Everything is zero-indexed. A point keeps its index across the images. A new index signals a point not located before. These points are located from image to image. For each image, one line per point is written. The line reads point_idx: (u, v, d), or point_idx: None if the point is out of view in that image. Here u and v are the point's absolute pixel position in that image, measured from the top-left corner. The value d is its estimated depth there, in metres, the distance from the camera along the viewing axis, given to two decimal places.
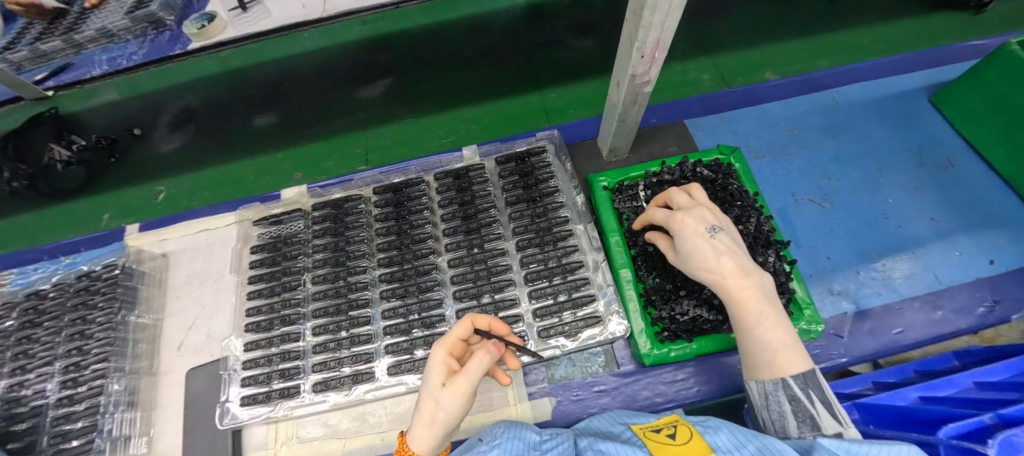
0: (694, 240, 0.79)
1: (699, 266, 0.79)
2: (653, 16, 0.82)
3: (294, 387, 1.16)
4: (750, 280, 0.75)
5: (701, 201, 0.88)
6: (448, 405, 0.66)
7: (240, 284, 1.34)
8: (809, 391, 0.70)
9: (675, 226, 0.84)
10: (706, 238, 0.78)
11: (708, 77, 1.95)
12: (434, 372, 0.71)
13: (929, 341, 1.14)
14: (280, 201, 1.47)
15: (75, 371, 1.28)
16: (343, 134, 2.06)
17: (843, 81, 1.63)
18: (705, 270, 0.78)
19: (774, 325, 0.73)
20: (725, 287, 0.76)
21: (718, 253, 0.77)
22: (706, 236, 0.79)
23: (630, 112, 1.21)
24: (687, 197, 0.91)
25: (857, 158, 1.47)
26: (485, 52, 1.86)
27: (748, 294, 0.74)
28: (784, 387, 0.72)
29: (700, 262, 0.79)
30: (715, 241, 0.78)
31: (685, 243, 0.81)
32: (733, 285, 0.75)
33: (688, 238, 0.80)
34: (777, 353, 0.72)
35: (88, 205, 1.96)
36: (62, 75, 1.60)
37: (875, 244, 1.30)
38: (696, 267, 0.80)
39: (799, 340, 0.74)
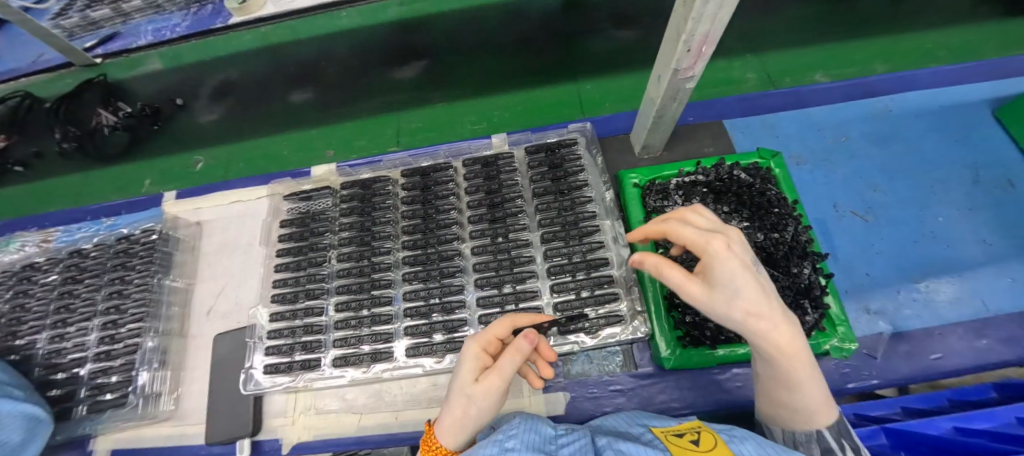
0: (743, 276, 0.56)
1: (744, 312, 0.56)
2: (706, 7, 0.78)
3: (315, 360, 1.18)
4: (801, 339, 0.59)
5: (720, 224, 0.67)
6: (480, 402, 0.66)
7: (268, 257, 1.37)
8: (842, 440, 0.64)
9: (718, 256, 0.58)
10: (755, 274, 0.57)
11: (752, 76, 1.87)
12: (466, 367, 0.70)
13: (970, 369, 1.07)
14: (310, 178, 1.49)
15: (112, 329, 1.34)
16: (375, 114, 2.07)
17: (898, 88, 1.53)
18: (758, 331, 0.57)
19: (818, 382, 0.62)
20: (776, 351, 0.58)
21: (769, 295, 0.57)
22: (754, 272, 0.57)
23: (669, 108, 1.16)
24: (705, 217, 0.69)
25: (907, 171, 1.39)
26: (521, 39, 1.83)
27: (802, 356, 0.59)
28: (818, 440, 0.66)
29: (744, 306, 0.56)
30: (766, 288, 0.57)
31: (733, 277, 0.56)
32: (785, 346, 0.57)
33: (735, 269, 0.56)
34: (818, 408, 0.64)
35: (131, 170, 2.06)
36: (111, 44, 1.70)
37: (919, 264, 1.23)
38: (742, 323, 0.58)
39: (829, 393, 0.64)
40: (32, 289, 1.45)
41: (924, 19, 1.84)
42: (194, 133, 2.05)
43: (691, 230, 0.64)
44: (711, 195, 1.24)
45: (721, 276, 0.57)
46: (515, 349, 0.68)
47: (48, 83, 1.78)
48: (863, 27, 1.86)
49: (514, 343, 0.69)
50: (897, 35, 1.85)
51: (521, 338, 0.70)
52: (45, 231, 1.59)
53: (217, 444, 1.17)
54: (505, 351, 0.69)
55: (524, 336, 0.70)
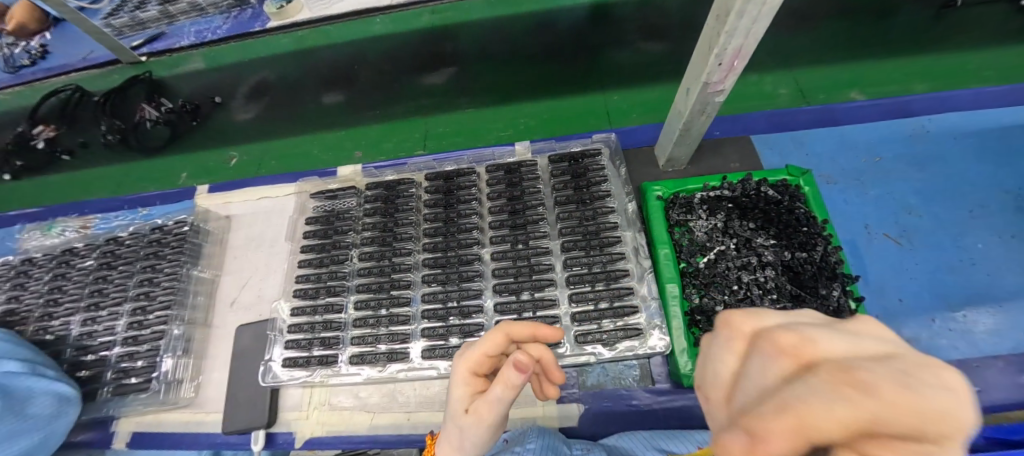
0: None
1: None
2: (740, 21, 0.79)
3: (332, 356, 1.20)
4: None
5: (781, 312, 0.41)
6: (474, 430, 0.68)
7: (292, 252, 1.41)
8: None
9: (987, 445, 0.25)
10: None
11: (785, 91, 1.84)
12: (457, 396, 0.71)
13: (1012, 406, 1.01)
14: (336, 177, 1.53)
15: (141, 314, 1.39)
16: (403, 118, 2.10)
17: (936, 109, 1.49)
18: None
19: None
20: None
21: None
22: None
23: (697, 121, 1.15)
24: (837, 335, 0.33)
25: (945, 195, 1.33)
26: (552, 48, 1.87)
27: None
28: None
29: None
30: None
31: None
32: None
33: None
34: None
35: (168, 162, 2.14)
36: (156, 43, 1.84)
37: (956, 292, 1.17)
38: None
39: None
40: (70, 272, 1.52)
41: (966, 39, 1.79)
42: (231, 132, 2.12)
43: (931, 390, 0.25)
44: (736, 211, 1.23)
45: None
46: (502, 383, 0.63)
47: (97, 78, 1.90)
48: (899, 46, 1.82)
49: (500, 375, 0.64)
50: (939, 55, 1.80)
51: (506, 373, 0.63)
52: (84, 218, 1.67)
53: (233, 434, 1.19)
54: (493, 381, 0.65)
55: (510, 368, 0.63)
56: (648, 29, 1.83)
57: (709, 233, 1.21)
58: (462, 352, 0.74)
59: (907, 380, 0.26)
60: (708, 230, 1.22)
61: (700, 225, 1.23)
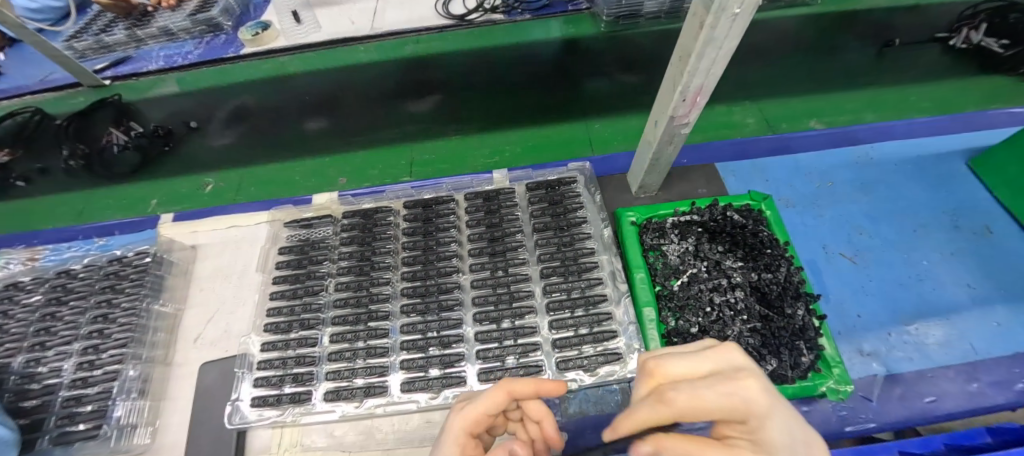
0: (787, 434, 0.47)
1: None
2: (700, 63, 0.86)
3: (304, 393, 1.14)
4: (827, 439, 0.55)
5: (700, 353, 0.56)
6: None
7: (264, 283, 1.36)
8: None
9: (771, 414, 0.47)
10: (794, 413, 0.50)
11: (751, 120, 2.06)
12: (447, 453, 0.69)
13: (965, 413, 1.07)
14: (311, 205, 1.51)
15: (93, 354, 1.29)
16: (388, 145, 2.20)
17: (878, 138, 1.63)
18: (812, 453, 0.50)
19: None
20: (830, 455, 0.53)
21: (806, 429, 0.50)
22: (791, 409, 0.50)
23: (665, 151, 1.22)
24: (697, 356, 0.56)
25: (891, 216, 1.45)
26: (534, 78, 1.97)
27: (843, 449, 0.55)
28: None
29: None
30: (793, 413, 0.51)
31: (789, 431, 0.47)
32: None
33: (787, 416, 0.48)
34: None
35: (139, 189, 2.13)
36: (122, 66, 1.77)
37: (907, 307, 1.26)
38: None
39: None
40: (11, 310, 1.40)
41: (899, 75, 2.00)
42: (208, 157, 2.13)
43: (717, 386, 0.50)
44: (706, 235, 1.29)
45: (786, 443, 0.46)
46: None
47: (59, 100, 1.75)
48: (844, 79, 2.02)
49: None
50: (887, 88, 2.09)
51: None
52: (33, 250, 1.57)
53: None
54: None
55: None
56: (623, 63, 1.95)
57: (681, 256, 1.26)
58: (461, 407, 0.73)
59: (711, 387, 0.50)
60: (680, 254, 1.27)
61: (672, 248, 1.28)
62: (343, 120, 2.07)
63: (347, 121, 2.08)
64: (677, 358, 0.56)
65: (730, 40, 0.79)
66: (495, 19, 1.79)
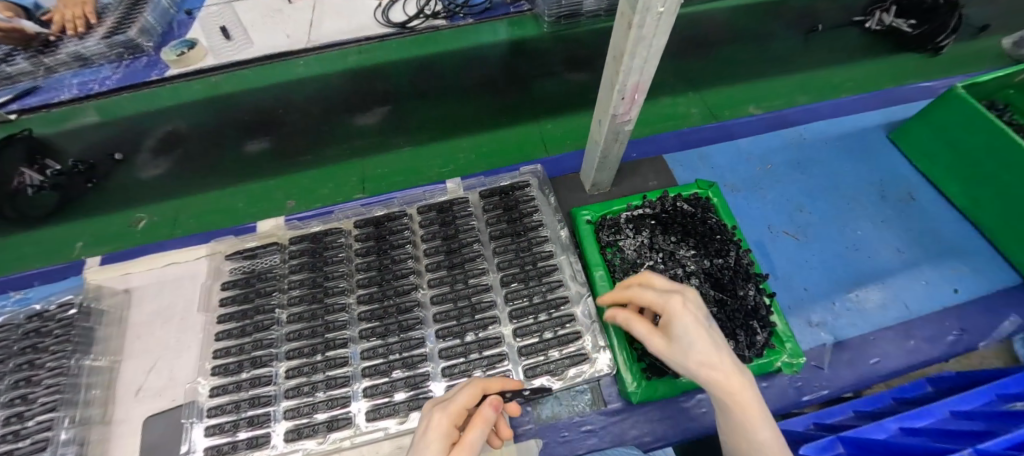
0: (687, 331, 0.73)
1: (699, 361, 0.72)
2: (632, 62, 0.86)
3: (263, 436, 1.07)
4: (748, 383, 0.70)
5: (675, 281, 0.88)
6: None
7: (208, 323, 1.26)
8: None
9: (675, 312, 0.76)
10: (707, 330, 0.74)
11: (695, 111, 2.13)
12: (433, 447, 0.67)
13: (904, 369, 1.16)
14: (255, 234, 1.43)
15: (16, 423, 1.15)
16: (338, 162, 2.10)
17: (808, 119, 1.73)
18: (705, 366, 0.71)
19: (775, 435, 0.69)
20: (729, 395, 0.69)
21: (718, 349, 0.72)
22: (706, 327, 0.75)
23: (612, 149, 1.23)
24: (661, 281, 0.88)
25: (827, 192, 1.54)
26: (483, 82, 1.96)
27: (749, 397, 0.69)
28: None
29: (694, 354, 0.72)
30: (712, 333, 0.74)
31: (688, 331, 0.73)
32: (737, 389, 0.70)
33: (693, 322, 0.74)
34: None
35: (61, 232, 1.91)
36: (29, 98, 1.58)
37: (847, 276, 1.34)
38: (696, 361, 0.72)
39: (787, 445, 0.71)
40: None
41: (821, 58, 2.15)
42: (135, 190, 1.95)
43: (653, 293, 0.83)
44: (659, 227, 1.32)
45: (681, 334, 0.74)
46: (482, 421, 0.70)
47: None
48: (773, 66, 2.15)
49: (479, 413, 0.71)
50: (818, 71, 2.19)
51: (485, 408, 0.72)
52: None
53: None
54: (471, 425, 0.70)
55: (489, 405, 0.72)
56: (569, 62, 1.97)
57: (637, 250, 1.28)
58: (439, 404, 0.74)
59: (653, 292, 0.83)
60: (636, 247, 1.29)
61: (628, 243, 1.30)
62: (287, 138, 1.97)
63: (293, 140, 1.99)
64: (659, 276, 0.90)
65: (658, 38, 0.80)
66: (438, 25, 1.74)
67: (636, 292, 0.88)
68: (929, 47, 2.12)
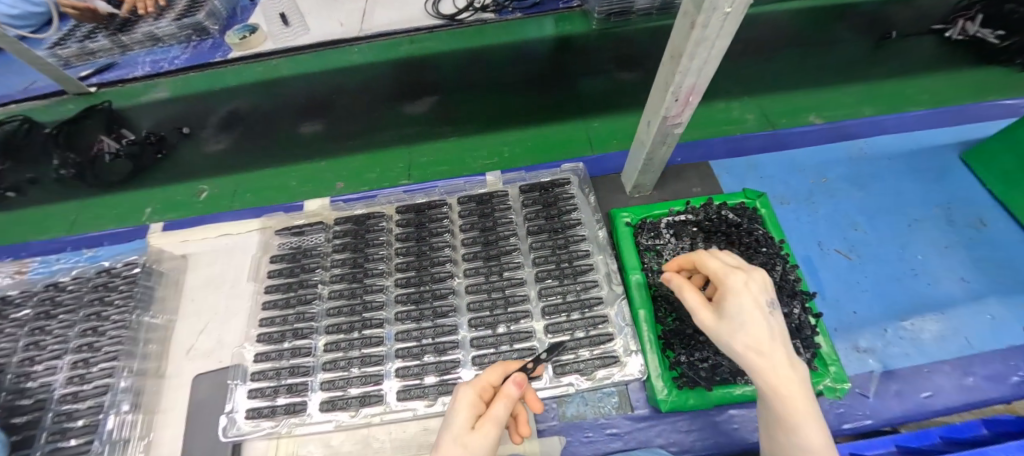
0: (742, 311, 0.71)
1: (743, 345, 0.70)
2: (691, 63, 0.83)
3: (300, 404, 1.12)
4: (799, 377, 0.67)
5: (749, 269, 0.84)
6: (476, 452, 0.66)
7: (256, 292, 1.34)
8: None
9: (738, 290, 0.74)
10: (765, 315, 0.71)
11: (751, 116, 2.04)
12: (460, 414, 0.70)
13: (960, 407, 1.07)
14: (303, 212, 1.50)
15: (83, 368, 1.26)
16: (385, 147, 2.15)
17: (870, 132, 1.63)
18: (754, 347, 0.68)
19: (822, 434, 0.64)
20: (773, 375, 0.66)
21: (773, 335, 0.69)
22: (765, 313, 0.71)
23: (658, 152, 1.21)
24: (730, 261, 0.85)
25: (886, 211, 1.45)
26: (530, 77, 1.96)
27: (797, 390, 0.66)
28: None
29: (741, 336, 0.70)
30: (773, 320, 0.71)
31: (743, 310, 0.71)
32: (783, 378, 0.66)
33: (751, 307, 0.71)
34: None
35: (130, 198, 2.08)
36: (106, 74, 1.73)
37: (902, 302, 1.25)
38: (744, 339, 0.70)
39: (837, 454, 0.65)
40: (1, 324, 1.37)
41: (890, 68, 2.03)
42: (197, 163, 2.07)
43: (721, 269, 0.80)
44: (701, 234, 1.28)
45: (737, 314, 0.71)
46: (505, 394, 0.71)
47: (49, 108, 1.75)
48: (833, 75, 2.04)
49: (503, 387, 0.72)
50: (885, 81, 2.06)
51: (508, 384, 0.73)
52: (20, 263, 1.54)
53: None
54: (496, 397, 0.72)
55: (513, 380, 0.73)
56: (617, 61, 1.94)
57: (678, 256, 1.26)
58: (468, 378, 0.78)
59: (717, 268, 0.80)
60: (677, 253, 1.27)
61: (668, 249, 1.28)
62: (339, 123, 2.04)
63: (343, 124, 2.05)
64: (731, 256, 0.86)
65: (722, 39, 0.77)
66: (486, 18, 1.76)
67: (702, 263, 0.84)
68: (1018, 62, 1.94)
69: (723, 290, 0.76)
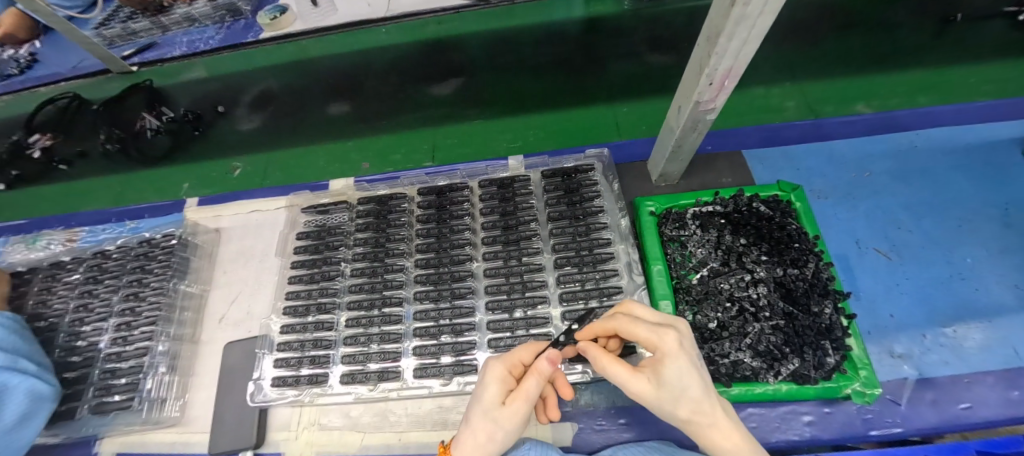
0: (681, 377, 0.62)
1: (689, 411, 0.63)
2: (729, 44, 0.77)
3: (323, 375, 1.17)
4: (739, 428, 0.63)
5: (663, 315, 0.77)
6: (507, 423, 0.71)
7: (283, 267, 1.39)
8: None
9: (673, 353, 0.63)
10: (698, 371, 0.64)
11: (792, 104, 1.90)
12: (490, 390, 0.73)
13: (1003, 423, 0.98)
14: (328, 191, 1.53)
15: (126, 330, 1.34)
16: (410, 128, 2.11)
17: (923, 124, 1.51)
18: (699, 411, 0.62)
19: None
20: (717, 432, 0.62)
21: (710, 392, 0.63)
22: (699, 368, 0.64)
23: (688, 139, 1.16)
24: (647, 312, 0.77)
25: (934, 210, 1.35)
26: (557, 60, 1.93)
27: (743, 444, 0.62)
28: None
29: (685, 402, 0.62)
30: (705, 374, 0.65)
31: (682, 376, 0.61)
32: (728, 435, 0.62)
33: (690, 371, 0.62)
34: None
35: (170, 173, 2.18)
36: (147, 53, 1.86)
37: (946, 307, 1.17)
38: (688, 406, 0.63)
39: None
40: (55, 287, 1.48)
41: (949, 54, 1.87)
42: (231, 142, 2.01)
43: (644, 329, 0.69)
44: (728, 227, 1.24)
45: (676, 383, 0.62)
46: (535, 374, 0.71)
47: (98, 86, 1.92)
48: (883, 61, 1.91)
49: (533, 366, 0.71)
50: (945, 69, 1.90)
51: (540, 361, 0.72)
52: (70, 231, 1.66)
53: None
54: (527, 374, 0.72)
55: (544, 359, 0.71)
56: (650, 43, 1.86)
57: (703, 248, 1.23)
58: (499, 353, 0.80)
59: (637, 325, 0.71)
60: (702, 245, 1.23)
61: (693, 240, 1.25)
62: (365, 104, 2.00)
63: (369, 105, 2.01)
64: (642, 307, 0.79)
65: (764, 18, 0.70)
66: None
67: (623, 326, 0.74)
68: None
69: (654, 354, 0.66)
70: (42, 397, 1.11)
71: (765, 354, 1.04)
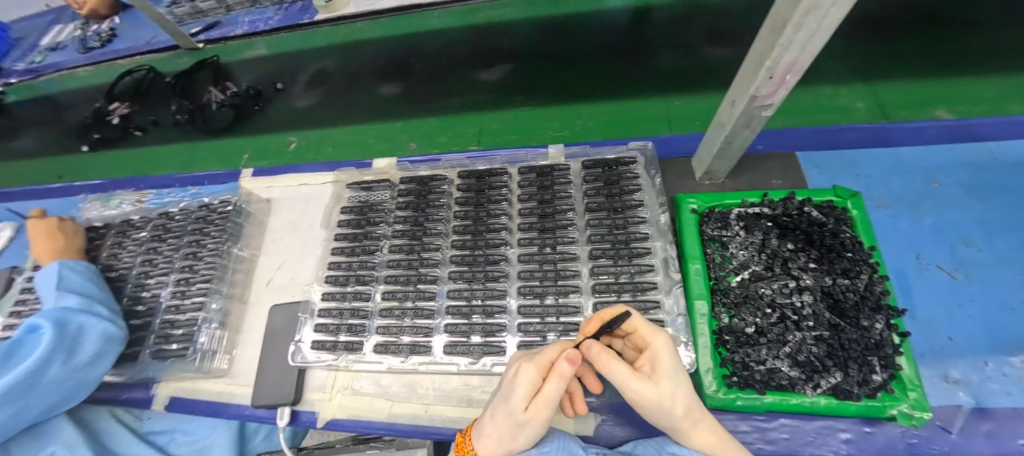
0: (675, 369, 0.73)
1: (681, 404, 0.72)
2: (796, 35, 0.73)
3: (358, 343, 1.22)
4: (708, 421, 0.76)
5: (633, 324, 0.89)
6: (531, 427, 0.73)
7: (327, 239, 1.46)
8: None
9: (669, 346, 0.74)
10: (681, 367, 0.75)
11: (862, 105, 1.80)
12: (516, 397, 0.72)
13: None
14: (372, 169, 1.59)
15: (185, 285, 1.46)
16: (457, 111, 2.02)
17: (1005, 134, 1.38)
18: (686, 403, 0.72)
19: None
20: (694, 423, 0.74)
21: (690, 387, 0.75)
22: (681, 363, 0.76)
23: (740, 135, 1.11)
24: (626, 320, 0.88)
25: (1012, 230, 1.23)
26: (604, 47, 1.99)
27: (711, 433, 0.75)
28: None
29: (678, 395, 0.72)
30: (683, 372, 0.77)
31: (677, 364, 0.73)
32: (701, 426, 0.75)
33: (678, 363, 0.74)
34: None
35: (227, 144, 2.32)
36: (212, 31, 2.12)
37: (1015, 335, 1.07)
38: (680, 397, 0.72)
39: None
40: (126, 242, 1.63)
41: None
42: (287, 118, 2.13)
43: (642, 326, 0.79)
44: (776, 230, 1.19)
45: (672, 372, 0.72)
46: (556, 377, 0.70)
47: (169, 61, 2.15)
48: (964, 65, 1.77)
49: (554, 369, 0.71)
50: None
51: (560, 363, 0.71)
52: (140, 193, 1.82)
53: (260, 408, 1.21)
54: (549, 376, 0.72)
55: (563, 361, 0.71)
56: None
57: (745, 251, 1.19)
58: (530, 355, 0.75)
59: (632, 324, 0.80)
60: (745, 247, 1.19)
61: (736, 242, 1.21)
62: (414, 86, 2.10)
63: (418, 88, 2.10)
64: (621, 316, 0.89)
65: (838, 9, 0.65)
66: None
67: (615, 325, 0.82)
68: None
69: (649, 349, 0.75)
70: (112, 340, 1.23)
71: (805, 365, 1.01)
